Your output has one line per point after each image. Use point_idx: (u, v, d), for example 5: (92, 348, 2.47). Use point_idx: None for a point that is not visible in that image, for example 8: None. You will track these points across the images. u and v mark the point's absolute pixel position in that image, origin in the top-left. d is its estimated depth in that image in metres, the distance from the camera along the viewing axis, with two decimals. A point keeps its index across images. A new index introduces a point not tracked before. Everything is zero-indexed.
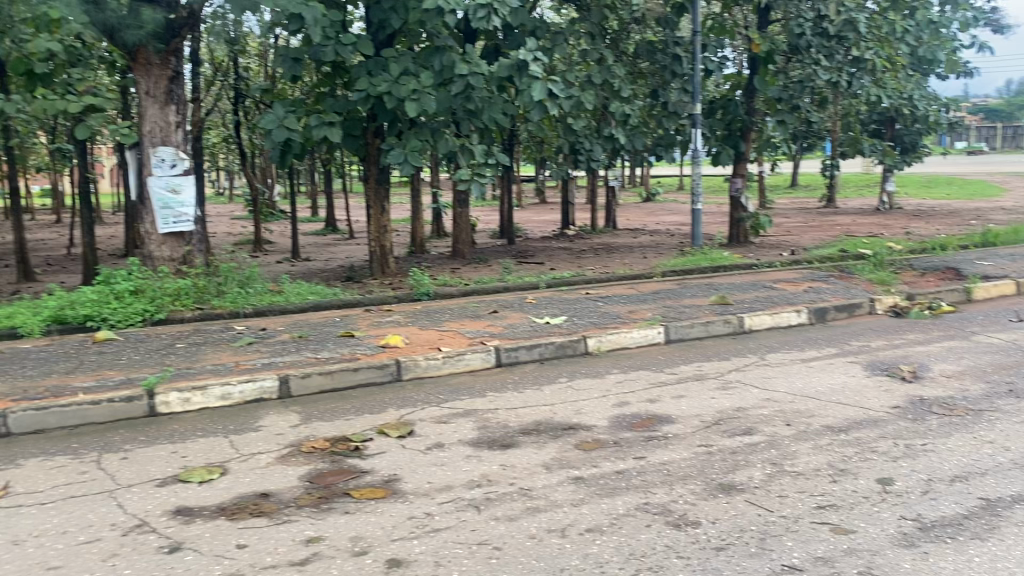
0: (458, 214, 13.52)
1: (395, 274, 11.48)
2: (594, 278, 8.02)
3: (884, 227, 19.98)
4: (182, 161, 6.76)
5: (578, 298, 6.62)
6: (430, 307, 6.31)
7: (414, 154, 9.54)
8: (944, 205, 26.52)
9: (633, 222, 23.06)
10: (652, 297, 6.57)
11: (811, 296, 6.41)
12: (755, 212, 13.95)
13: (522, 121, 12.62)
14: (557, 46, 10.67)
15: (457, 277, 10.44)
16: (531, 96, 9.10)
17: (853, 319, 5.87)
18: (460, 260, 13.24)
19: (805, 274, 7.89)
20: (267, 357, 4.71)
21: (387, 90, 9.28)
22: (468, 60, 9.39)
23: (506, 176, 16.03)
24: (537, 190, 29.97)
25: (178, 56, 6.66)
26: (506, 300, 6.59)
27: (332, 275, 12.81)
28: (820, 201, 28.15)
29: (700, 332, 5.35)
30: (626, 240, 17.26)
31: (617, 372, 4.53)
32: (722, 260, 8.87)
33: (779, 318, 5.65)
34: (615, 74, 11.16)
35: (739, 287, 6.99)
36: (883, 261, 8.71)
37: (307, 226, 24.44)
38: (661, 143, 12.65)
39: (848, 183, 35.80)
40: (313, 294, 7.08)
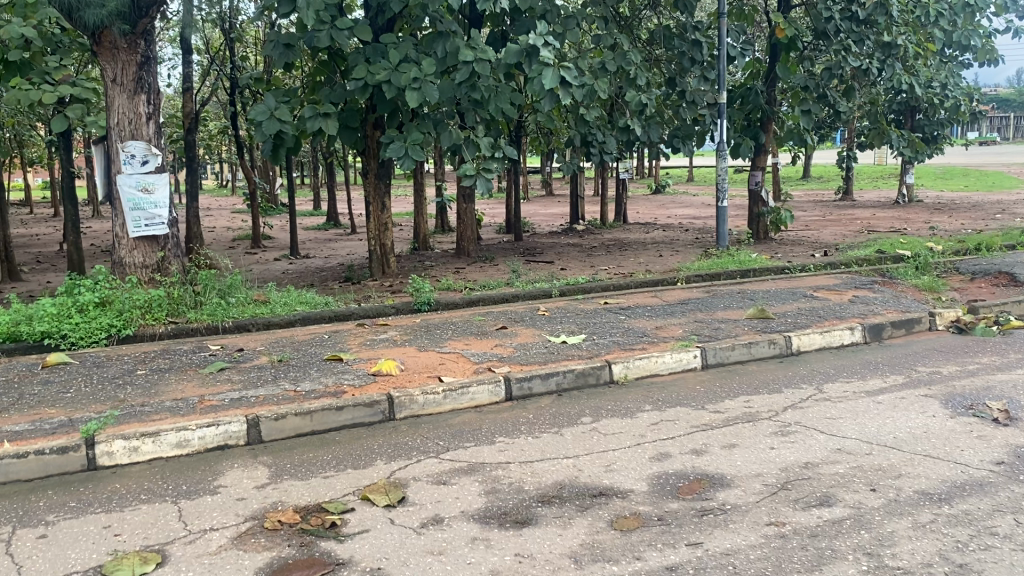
0: (463, 210, 12.80)
1: (396, 276, 10.81)
2: (612, 284, 7.32)
3: (906, 222, 19.22)
4: (153, 156, 6.07)
5: (597, 310, 5.92)
6: (431, 322, 5.62)
7: (416, 148, 8.83)
8: (965, 197, 25.78)
9: (644, 216, 22.32)
10: (680, 309, 5.86)
11: (861, 309, 5.70)
12: (777, 206, 13.20)
13: (531, 111, 11.88)
14: (568, 31, 9.91)
15: (463, 280, 9.73)
16: (543, 85, 8.32)
17: (913, 338, 5.15)
18: (465, 259, 12.56)
19: (846, 280, 7.17)
20: (238, 390, 4.02)
21: (387, 79, 8.60)
22: (474, 46, 8.65)
23: (513, 169, 15.30)
24: (543, 182, 29.23)
25: (148, 38, 5.96)
26: (517, 312, 5.88)
27: (331, 275, 12.17)
28: (836, 193, 27.37)
29: (741, 355, 4.65)
30: (638, 236, 16.56)
31: (651, 409, 3.82)
32: (751, 263, 8.16)
33: (831, 337, 4.95)
34: (631, 60, 10.46)
35: (776, 297, 6.27)
36: (927, 264, 7.99)
37: (308, 221, 23.78)
38: (678, 135, 11.71)
39: (863, 175, 34.98)
40: (302, 304, 6.41)
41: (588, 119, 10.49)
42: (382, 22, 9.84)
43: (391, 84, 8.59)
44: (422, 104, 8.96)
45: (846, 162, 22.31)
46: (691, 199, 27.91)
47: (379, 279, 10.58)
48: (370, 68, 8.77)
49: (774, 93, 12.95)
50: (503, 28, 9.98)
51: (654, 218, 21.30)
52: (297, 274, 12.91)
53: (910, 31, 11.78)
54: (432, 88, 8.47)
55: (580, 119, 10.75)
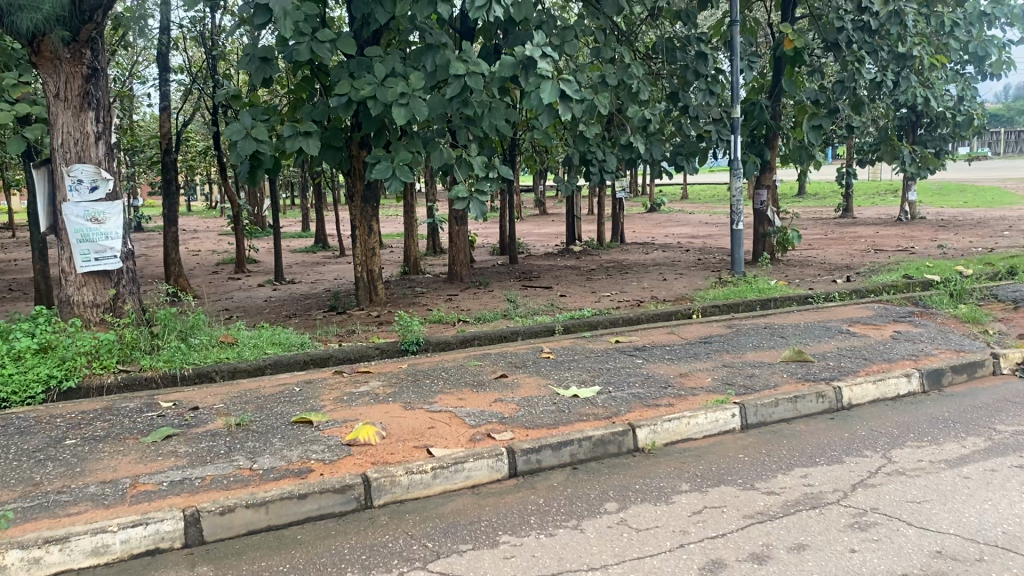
0: (455, 232, 12.10)
1: (384, 305, 10.11)
2: (620, 316, 6.62)
3: (912, 240, 18.63)
4: (104, 181, 5.38)
5: (608, 352, 5.21)
6: (420, 369, 4.90)
7: (404, 169, 8.11)
8: (966, 213, 25.30)
9: (641, 236, 21.69)
10: (702, 350, 5.15)
11: (910, 349, 5.00)
12: (783, 225, 12.49)
13: (525, 128, 11.23)
14: (566, 43, 9.23)
15: (457, 311, 9.01)
16: (541, 99, 7.59)
17: (979, 385, 4.45)
18: (458, 285, 11.87)
19: (880, 311, 6.49)
20: (181, 469, 3.29)
21: (371, 94, 7.94)
22: (466, 59, 7.96)
23: (507, 188, 14.65)
24: (537, 202, 28.62)
25: (94, 48, 5.30)
26: (521, 354, 5.18)
27: (315, 304, 11.47)
28: (835, 211, 26.81)
29: (786, 412, 3.94)
30: (637, 257, 15.90)
31: (690, 490, 3.11)
32: (771, 291, 7.47)
33: (886, 387, 4.24)
34: (633, 74, 9.83)
35: (809, 334, 5.57)
36: (963, 291, 7.31)
37: (296, 244, 23.05)
38: (681, 152, 10.88)
39: (861, 191, 34.47)
40: (274, 347, 5.69)
41: (588, 136, 9.81)
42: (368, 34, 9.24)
43: (377, 99, 7.93)
44: (411, 122, 8.28)
45: (847, 179, 21.74)
46: (687, 217, 27.32)
47: (365, 309, 9.88)
48: (354, 83, 8.10)
49: (777, 108, 12.39)
50: (496, 41, 9.36)
51: (652, 238, 20.67)
52: (279, 303, 12.18)
53: (923, 43, 11.22)
54: (420, 104, 7.78)
55: (579, 135, 10.07)
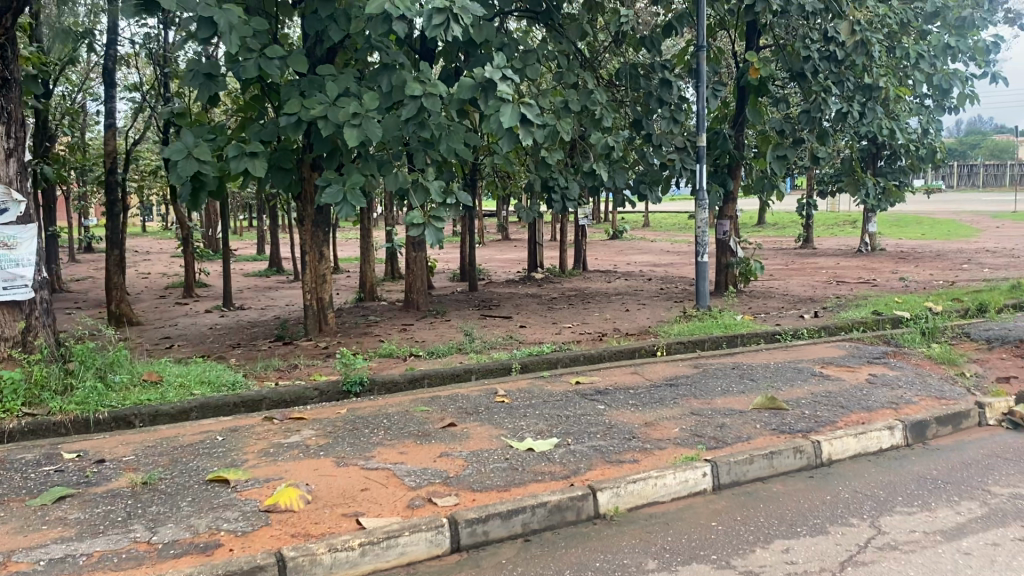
0: (411, 258, 11.68)
1: (333, 335, 9.64)
2: (580, 353, 6.24)
3: (873, 272, 18.62)
4: (13, 202, 4.93)
5: (567, 395, 4.82)
6: (360, 415, 4.45)
7: (355, 193, 7.68)
8: (924, 246, 25.48)
9: (603, 264, 21.43)
10: (669, 394, 4.78)
11: (888, 396, 4.67)
12: (746, 256, 12.22)
13: (486, 151, 10.91)
14: (528, 66, 8.93)
15: (410, 343, 8.57)
16: (500, 123, 7.21)
17: (965, 437, 4.12)
18: (413, 313, 11.43)
19: (851, 352, 6.20)
20: (66, 543, 2.80)
21: (322, 114, 7.53)
22: (423, 80, 7.58)
23: (467, 214, 14.29)
24: (499, 227, 28.31)
25: (4, 56, 4.85)
26: (472, 398, 4.76)
27: (262, 333, 10.94)
28: (796, 241, 26.85)
29: (761, 470, 3.56)
30: (599, 286, 15.59)
31: (658, 571, 2.70)
32: (737, 327, 7.15)
33: (868, 441, 3.89)
34: (596, 100, 9.54)
35: (781, 377, 5.23)
36: (934, 330, 7.06)
37: (250, 268, 22.41)
38: (644, 180, 10.55)
39: (821, 222, 34.72)
40: (203, 387, 5.20)
41: (550, 162, 9.46)
42: (322, 51, 8.85)
43: (328, 119, 7.50)
44: (364, 144, 7.87)
45: (807, 210, 21.74)
46: (650, 245, 27.17)
47: (314, 339, 9.39)
48: (305, 102, 7.69)
49: (742, 138, 12.22)
50: (456, 64, 9.04)
51: (614, 266, 20.40)
52: (225, 331, 11.63)
53: (888, 76, 11.19)
54: (373, 125, 7.36)
55: (540, 161, 9.72)
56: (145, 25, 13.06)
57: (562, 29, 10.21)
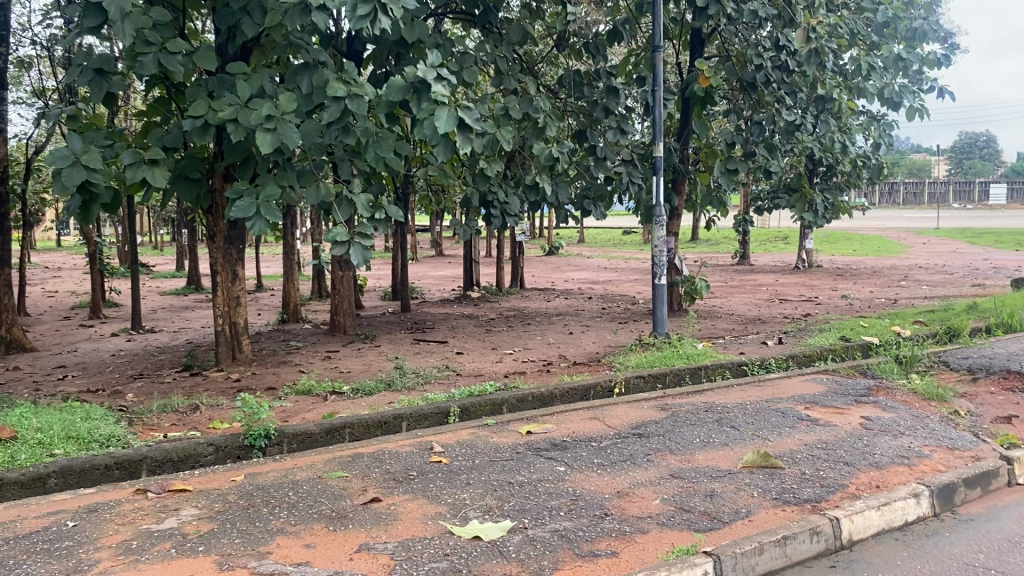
0: (338, 277, 10.73)
1: (248, 365, 8.63)
2: (527, 391, 5.41)
3: (813, 289, 18.32)
4: None
5: (518, 451, 3.99)
6: (261, 486, 3.54)
7: (270, 207, 6.69)
8: (857, 262, 25.53)
9: (540, 281, 20.74)
10: (639, 448, 3.99)
11: (894, 449, 3.96)
12: (690, 274, 11.38)
13: (418, 162, 10.04)
14: (464, 68, 8.07)
15: (334, 376, 7.63)
16: (435, 128, 6.31)
17: (999, 504, 3.42)
18: (340, 338, 10.49)
19: (830, 387, 5.52)
20: None
21: (233, 117, 6.55)
22: (349, 80, 6.66)
23: (400, 228, 13.38)
24: (433, 242, 27.45)
25: None
26: (403, 457, 3.90)
27: (170, 362, 9.86)
28: (732, 258, 26.58)
29: (773, 561, 2.80)
30: (539, 305, 14.87)
31: None
32: (698, 357, 6.43)
33: (893, 513, 3.17)
34: (539, 107, 8.76)
35: (763, 422, 4.50)
36: (910, 359, 6.44)
37: (167, 286, 21.02)
38: (588, 195, 9.78)
39: (754, 239, 34.72)
40: (69, 445, 4.21)
41: (489, 174, 8.58)
42: (235, 48, 7.97)
43: (239, 123, 6.53)
44: (282, 152, 6.92)
45: (744, 226, 21.43)
46: (585, 262, 26.60)
47: (225, 370, 8.37)
48: (213, 104, 6.69)
49: (686, 152, 11.63)
50: (386, 67, 8.18)
51: (551, 283, 19.70)
52: (129, 359, 10.48)
53: (838, 88, 10.65)
54: (291, 130, 6.39)
55: (478, 174, 8.86)
56: (49, 23, 11.84)
57: (501, 32, 9.45)
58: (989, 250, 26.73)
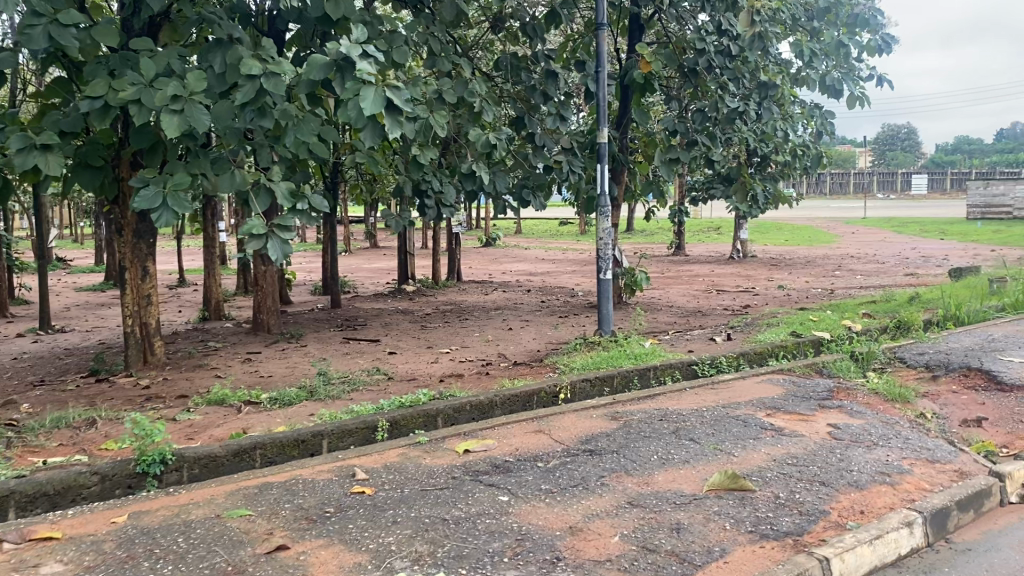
0: (261, 272, 10.04)
1: (160, 368, 7.92)
2: (463, 399, 4.90)
3: (749, 279, 18.19)
4: None
5: (453, 474, 3.49)
6: (147, 531, 2.96)
7: (179, 197, 5.82)
8: (790, 252, 25.61)
9: (477, 273, 20.22)
10: (592, 468, 3.54)
11: (871, 463, 3.58)
12: (630, 266, 11.03)
13: (348, 149, 9.40)
14: (394, 48, 7.44)
15: (253, 382, 6.99)
16: (360, 110, 5.69)
17: (995, 529, 3.05)
18: (263, 337, 9.81)
19: (788, 390, 5.15)
20: None
21: (135, 98, 5.65)
22: (265, 57, 5.94)
23: (329, 219, 12.71)
24: (367, 234, 26.67)
25: None
26: (320, 488, 3.37)
27: (75, 366, 9.06)
28: (669, 248, 26.43)
29: None
30: (476, 299, 14.35)
31: None
32: (647, 357, 5.99)
33: (885, 547, 2.77)
34: (474, 90, 8.19)
35: (724, 434, 4.08)
36: (866, 357, 6.11)
37: (83, 281, 19.85)
38: (527, 185, 9.20)
39: (688, 228, 34.75)
40: None
41: (421, 162, 7.95)
42: (141, 23, 7.25)
43: (142, 104, 5.65)
44: (192, 137, 6.21)
45: (682, 216, 21.24)
46: (523, 253, 26.16)
47: (133, 375, 7.64)
48: (114, 83, 5.83)
49: (626, 141, 11.22)
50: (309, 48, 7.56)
51: (489, 275, 19.20)
52: (31, 363, 9.62)
53: (780, 74, 10.32)
54: (202, 111, 5.52)
55: (410, 161, 8.23)
56: None
57: (433, 11, 8.84)
58: (916, 239, 27.14)
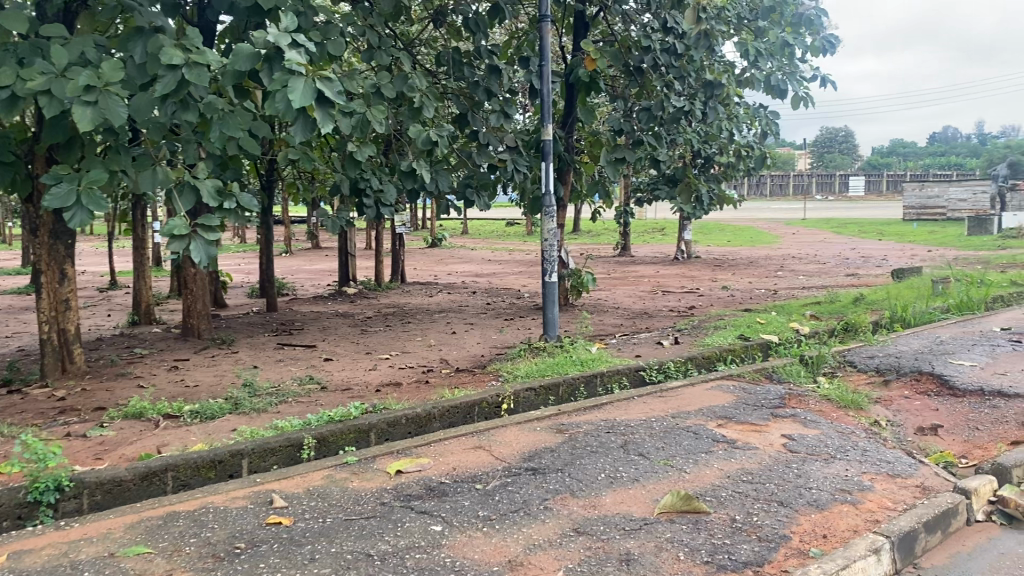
0: (191, 275, 9.53)
1: (77, 378, 7.40)
2: (399, 411, 4.58)
3: (694, 280, 18.18)
4: None
5: (382, 499, 3.18)
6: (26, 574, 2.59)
7: (95, 195, 5.11)
8: (734, 253, 25.74)
9: (422, 274, 19.84)
10: (534, 490, 3.26)
11: (830, 479, 3.37)
12: (576, 267, 10.80)
13: (283, 147, 8.95)
14: (328, 39, 7.05)
15: (177, 393, 6.54)
16: (289, 103, 5.23)
17: (964, 552, 2.86)
18: (193, 343, 9.32)
19: (738, 399, 4.93)
20: None
21: (44, 88, 4.91)
22: (188, 46, 5.36)
23: (266, 219, 12.22)
24: (308, 235, 26.05)
25: None
26: (232, 519, 3.02)
27: None
28: (614, 249, 26.34)
29: None
30: (418, 301, 14.00)
31: None
32: (593, 364, 5.74)
33: None
34: (414, 85, 7.82)
35: (675, 447, 3.85)
36: (816, 361, 5.95)
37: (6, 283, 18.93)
38: (471, 183, 8.87)
39: (632, 229, 34.81)
40: None
41: (358, 159, 7.55)
42: (54, 10, 6.75)
43: (53, 95, 4.89)
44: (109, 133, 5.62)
45: (626, 216, 21.15)
46: (469, 254, 25.83)
47: (48, 385, 7.11)
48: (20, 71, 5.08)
49: (572, 140, 10.99)
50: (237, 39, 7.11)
51: (434, 277, 18.85)
52: None
53: (725, 74, 10.18)
54: (119, 102, 4.78)
55: (346, 158, 7.82)
56: None
57: (371, 3, 8.47)
58: (855, 239, 27.54)
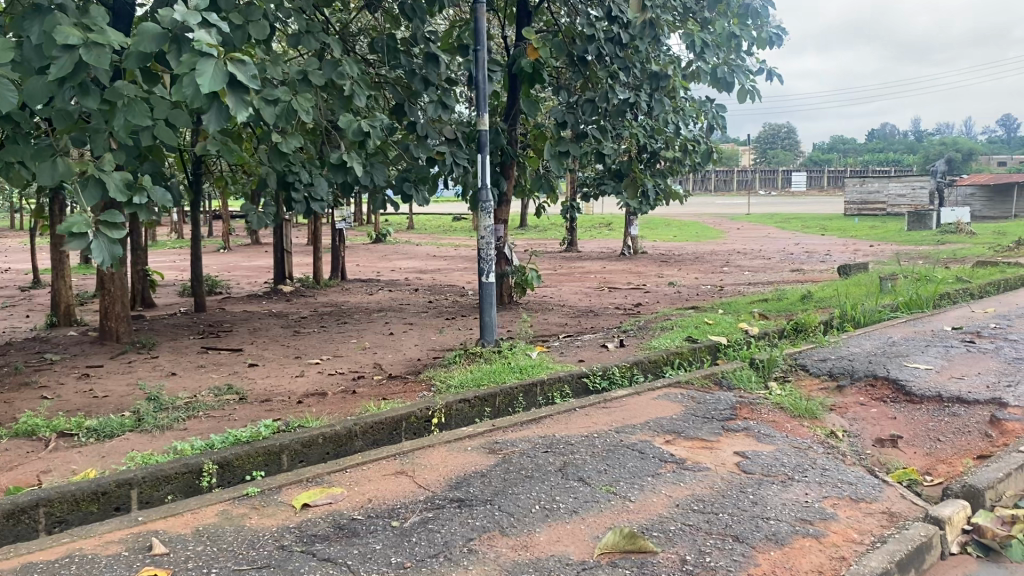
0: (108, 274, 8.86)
1: None
2: (316, 429, 4.12)
3: (640, 276, 17.93)
4: None
5: (281, 543, 2.74)
6: None
7: None
8: (680, 248, 25.63)
9: (363, 271, 19.25)
10: (461, 526, 2.86)
11: (789, 507, 3.04)
12: (520, 263, 10.41)
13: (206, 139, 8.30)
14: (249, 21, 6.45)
15: (81, 406, 5.95)
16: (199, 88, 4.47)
17: None
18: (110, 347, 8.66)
19: (687, 409, 4.58)
20: None
21: None
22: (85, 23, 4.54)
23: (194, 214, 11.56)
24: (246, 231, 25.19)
25: None
26: (99, 573, 2.55)
27: None
28: (561, 244, 26.05)
29: None
30: (357, 299, 13.46)
31: None
32: (533, 371, 5.33)
33: None
34: (345, 73, 7.24)
35: (618, 470, 3.48)
36: (769, 365, 5.64)
37: None
38: (408, 177, 8.37)
39: (579, 225, 34.53)
40: None
41: (284, 151, 6.98)
42: None
43: None
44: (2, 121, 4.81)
45: (572, 212, 20.82)
46: (414, 250, 25.28)
47: None
48: None
49: (514, 133, 10.55)
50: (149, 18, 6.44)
51: (376, 274, 18.30)
52: None
53: (670, 65, 9.82)
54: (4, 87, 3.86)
55: (272, 150, 7.24)
56: None
57: None
58: (798, 234, 27.69)
